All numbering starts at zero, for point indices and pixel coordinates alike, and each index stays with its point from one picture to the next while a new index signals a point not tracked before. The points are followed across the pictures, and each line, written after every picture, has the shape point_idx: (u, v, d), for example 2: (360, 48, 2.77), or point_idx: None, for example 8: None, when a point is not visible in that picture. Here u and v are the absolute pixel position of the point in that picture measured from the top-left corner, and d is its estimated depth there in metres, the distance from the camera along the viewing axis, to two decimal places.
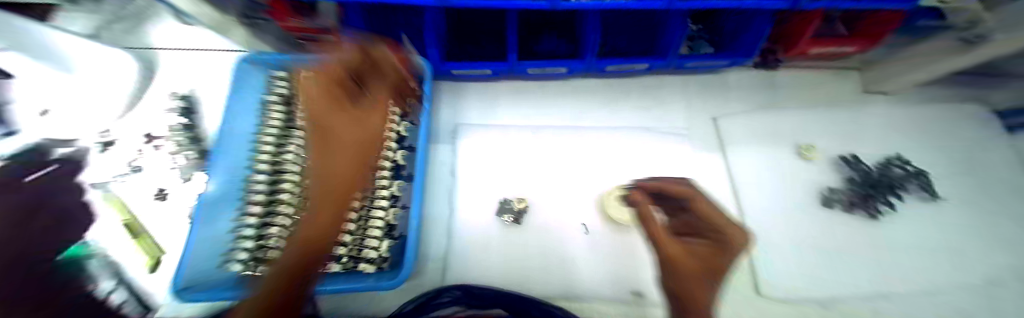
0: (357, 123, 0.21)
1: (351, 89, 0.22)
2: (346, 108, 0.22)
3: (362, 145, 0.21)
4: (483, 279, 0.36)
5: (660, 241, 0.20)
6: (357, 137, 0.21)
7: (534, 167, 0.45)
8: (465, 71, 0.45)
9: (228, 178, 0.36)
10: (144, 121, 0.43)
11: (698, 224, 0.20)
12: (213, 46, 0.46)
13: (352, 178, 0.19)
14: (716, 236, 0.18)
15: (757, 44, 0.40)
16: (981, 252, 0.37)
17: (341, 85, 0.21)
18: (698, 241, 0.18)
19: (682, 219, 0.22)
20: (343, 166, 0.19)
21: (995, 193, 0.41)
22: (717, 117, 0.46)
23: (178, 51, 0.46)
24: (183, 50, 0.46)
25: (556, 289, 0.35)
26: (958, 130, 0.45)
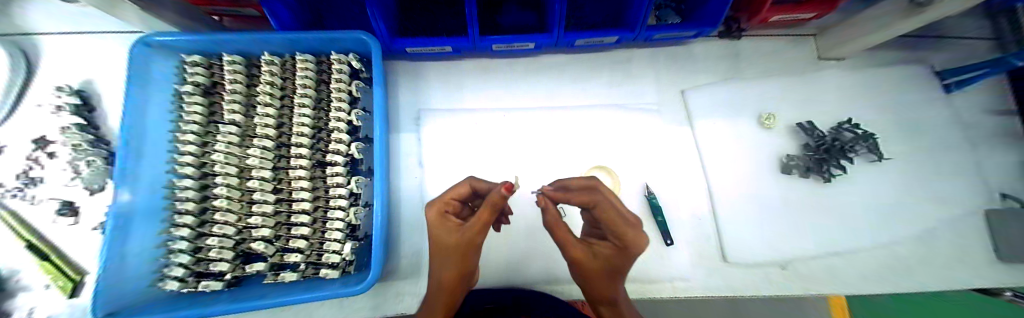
0: (466, 239, 0.20)
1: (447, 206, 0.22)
2: (445, 213, 0.22)
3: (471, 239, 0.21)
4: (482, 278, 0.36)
5: (569, 248, 0.23)
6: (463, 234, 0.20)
7: (504, 150, 0.43)
8: (420, 49, 0.41)
9: (151, 187, 0.31)
10: (37, 124, 0.36)
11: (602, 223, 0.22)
12: (112, 28, 0.39)
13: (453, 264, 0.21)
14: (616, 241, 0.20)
15: (722, 14, 0.38)
16: (912, 204, 0.41)
17: (440, 205, 0.22)
18: (605, 243, 0.22)
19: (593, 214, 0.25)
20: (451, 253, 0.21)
21: (931, 150, 0.44)
22: (685, 90, 0.45)
23: (62, 37, 0.38)
24: (72, 35, 0.38)
25: (537, 276, 0.37)
26: (904, 91, 0.48)
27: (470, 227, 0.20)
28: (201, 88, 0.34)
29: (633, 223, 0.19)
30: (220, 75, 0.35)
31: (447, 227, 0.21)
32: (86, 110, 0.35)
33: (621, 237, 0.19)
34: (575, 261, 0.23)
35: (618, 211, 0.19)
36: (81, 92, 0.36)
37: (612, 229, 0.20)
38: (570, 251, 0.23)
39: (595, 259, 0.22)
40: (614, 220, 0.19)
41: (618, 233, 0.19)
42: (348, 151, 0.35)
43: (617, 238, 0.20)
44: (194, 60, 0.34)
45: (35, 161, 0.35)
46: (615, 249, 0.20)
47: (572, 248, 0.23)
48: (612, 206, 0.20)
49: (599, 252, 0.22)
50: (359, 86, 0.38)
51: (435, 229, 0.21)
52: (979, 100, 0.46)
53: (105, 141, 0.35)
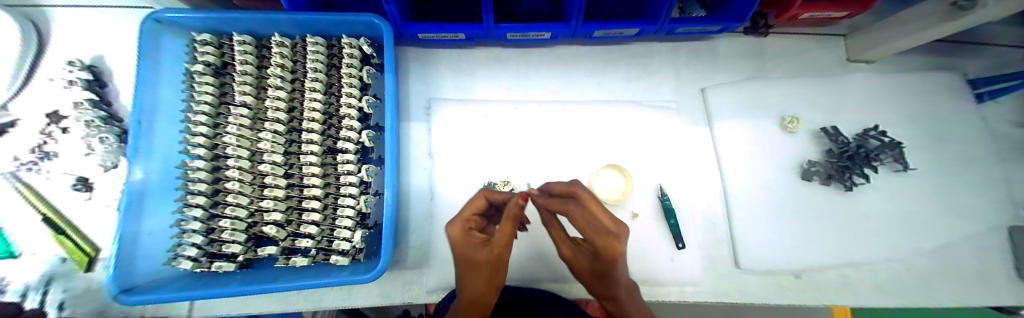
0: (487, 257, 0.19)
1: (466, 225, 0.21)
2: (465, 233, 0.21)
3: (494, 260, 0.20)
4: None
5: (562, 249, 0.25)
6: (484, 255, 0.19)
7: (514, 144, 0.42)
8: (432, 36, 0.40)
9: (164, 167, 0.31)
10: (49, 98, 0.36)
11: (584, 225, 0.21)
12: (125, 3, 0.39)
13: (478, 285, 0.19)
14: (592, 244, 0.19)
15: (751, 8, 0.36)
16: (936, 218, 0.40)
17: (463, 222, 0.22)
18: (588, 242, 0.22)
19: None
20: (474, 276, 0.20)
21: (960, 162, 0.43)
22: (705, 88, 0.43)
23: (74, 9, 0.38)
24: (83, 8, 0.38)
25: (542, 271, 0.36)
26: (937, 99, 0.46)
27: (496, 245, 0.20)
28: (211, 68, 0.34)
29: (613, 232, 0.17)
30: (229, 55, 0.34)
31: (473, 245, 0.20)
32: (97, 86, 0.35)
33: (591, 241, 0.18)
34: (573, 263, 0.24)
35: (586, 216, 0.19)
36: (92, 67, 0.36)
37: (586, 236, 0.19)
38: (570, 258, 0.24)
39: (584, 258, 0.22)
40: (584, 228, 0.19)
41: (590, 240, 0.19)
42: (359, 139, 0.35)
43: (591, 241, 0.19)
44: (204, 39, 0.33)
45: (49, 135, 0.35)
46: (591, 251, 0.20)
47: (563, 247, 0.24)
48: (583, 210, 0.19)
49: (586, 251, 0.21)
50: (370, 72, 0.37)
51: (459, 248, 0.21)
52: (1016, 112, 0.44)
53: (117, 118, 0.35)
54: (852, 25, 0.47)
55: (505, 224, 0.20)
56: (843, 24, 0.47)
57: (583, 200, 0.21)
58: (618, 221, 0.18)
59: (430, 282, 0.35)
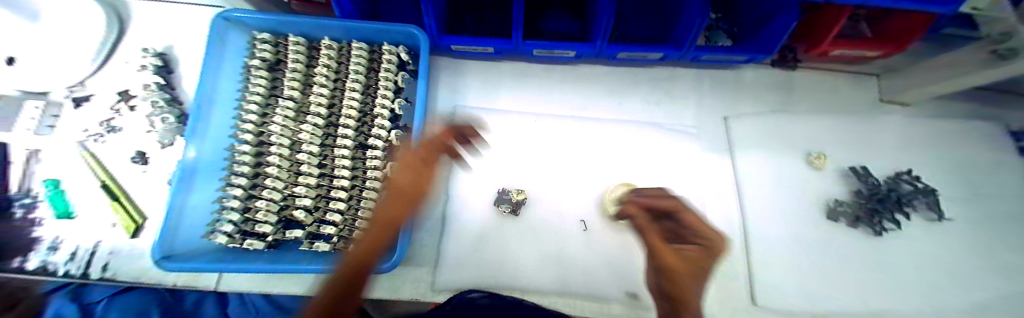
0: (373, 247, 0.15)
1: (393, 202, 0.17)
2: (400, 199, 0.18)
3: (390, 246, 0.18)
4: (485, 285, 0.35)
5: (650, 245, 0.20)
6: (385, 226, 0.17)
7: (532, 156, 0.43)
8: (464, 48, 0.42)
9: (216, 148, 0.34)
10: (122, 79, 0.40)
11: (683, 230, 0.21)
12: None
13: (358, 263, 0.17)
14: (706, 243, 0.19)
15: (780, 40, 0.36)
16: (974, 273, 0.37)
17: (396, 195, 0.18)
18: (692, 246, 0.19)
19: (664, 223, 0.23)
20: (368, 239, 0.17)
21: (997, 217, 0.41)
22: (729, 117, 0.43)
23: (153, 3, 0.43)
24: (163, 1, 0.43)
25: (552, 273, 0.36)
26: (971, 148, 0.45)
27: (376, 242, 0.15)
28: (268, 64, 0.37)
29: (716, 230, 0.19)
30: (283, 53, 0.38)
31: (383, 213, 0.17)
32: (166, 72, 0.40)
33: (709, 237, 0.19)
34: (665, 272, 0.17)
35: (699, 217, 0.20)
36: (163, 55, 0.40)
37: (693, 228, 0.19)
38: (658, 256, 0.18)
39: (681, 260, 0.18)
40: (694, 222, 0.20)
41: (700, 232, 0.19)
42: (387, 137, 0.37)
43: (706, 239, 0.19)
44: (264, 38, 0.37)
45: (117, 111, 0.39)
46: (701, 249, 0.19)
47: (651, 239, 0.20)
48: (692, 213, 0.20)
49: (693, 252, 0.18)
50: (404, 77, 0.40)
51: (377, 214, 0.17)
52: None
53: (178, 102, 0.38)
54: (885, 65, 0.47)
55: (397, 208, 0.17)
56: (875, 65, 0.47)
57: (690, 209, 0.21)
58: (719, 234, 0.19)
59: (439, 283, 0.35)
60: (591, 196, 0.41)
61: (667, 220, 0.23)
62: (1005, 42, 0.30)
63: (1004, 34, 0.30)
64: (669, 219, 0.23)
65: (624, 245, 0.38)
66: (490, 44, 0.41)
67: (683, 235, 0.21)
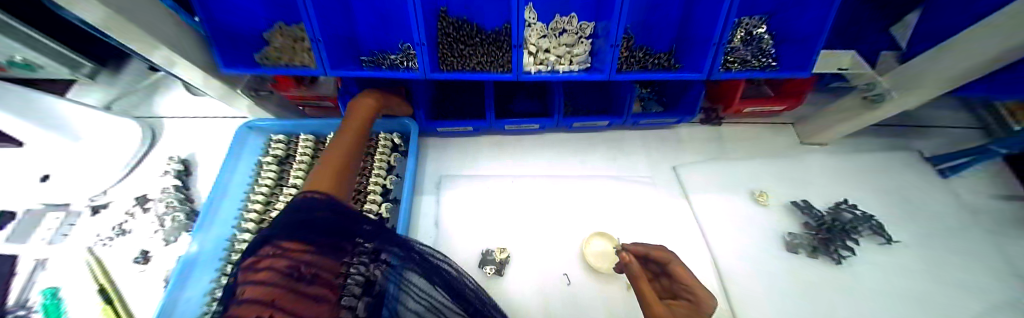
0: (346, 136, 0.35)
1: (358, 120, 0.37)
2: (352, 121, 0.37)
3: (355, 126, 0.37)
4: None
5: (648, 300, 0.26)
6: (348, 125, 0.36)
7: (513, 216, 0.47)
8: (448, 128, 0.51)
9: (216, 241, 0.37)
10: (144, 184, 0.46)
11: (680, 287, 0.29)
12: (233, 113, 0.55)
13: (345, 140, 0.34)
14: (691, 297, 0.27)
15: (694, 104, 0.47)
16: (956, 292, 0.38)
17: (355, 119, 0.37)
18: (680, 303, 0.26)
19: (661, 282, 0.32)
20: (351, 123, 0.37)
21: (943, 234, 0.45)
22: (677, 166, 0.51)
23: (193, 120, 0.53)
24: (201, 116, 0.54)
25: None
26: (892, 174, 0.52)
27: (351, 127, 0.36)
28: (278, 159, 0.44)
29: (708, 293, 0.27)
30: (293, 148, 0.46)
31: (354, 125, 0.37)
32: (185, 175, 0.46)
33: (693, 290, 0.27)
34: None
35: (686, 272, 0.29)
36: (185, 160, 0.47)
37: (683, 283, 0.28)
38: (652, 306, 0.25)
39: (673, 312, 0.25)
40: (678, 272, 0.29)
41: (692, 290, 0.27)
42: (378, 210, 0.41)
43: (691, 292, 0.27)
44: (279, 138, 0.45)
45: (130, 214, 0.43)
46: (693, 308, 0.26)
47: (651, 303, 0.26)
48: (687, 273, 0.29)
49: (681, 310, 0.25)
50: (396, 157, 0.48)
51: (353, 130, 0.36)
52: (964, 186, 0.50)
53: (189, 200, 0.43)
54: (793, 115, 0.57)
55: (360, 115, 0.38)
56: (785, 115, 0.58)
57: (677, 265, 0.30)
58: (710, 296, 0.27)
59: None
60: (572, 249, 0.43)
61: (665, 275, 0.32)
62: (873, 90, 0.42)
63: (870, 84, 0.42)
64: (664, 276, 0.32)
65: (607, 298, 0.38)
66: (471, 123, 0.49)
67: (677, 290, 0.29)
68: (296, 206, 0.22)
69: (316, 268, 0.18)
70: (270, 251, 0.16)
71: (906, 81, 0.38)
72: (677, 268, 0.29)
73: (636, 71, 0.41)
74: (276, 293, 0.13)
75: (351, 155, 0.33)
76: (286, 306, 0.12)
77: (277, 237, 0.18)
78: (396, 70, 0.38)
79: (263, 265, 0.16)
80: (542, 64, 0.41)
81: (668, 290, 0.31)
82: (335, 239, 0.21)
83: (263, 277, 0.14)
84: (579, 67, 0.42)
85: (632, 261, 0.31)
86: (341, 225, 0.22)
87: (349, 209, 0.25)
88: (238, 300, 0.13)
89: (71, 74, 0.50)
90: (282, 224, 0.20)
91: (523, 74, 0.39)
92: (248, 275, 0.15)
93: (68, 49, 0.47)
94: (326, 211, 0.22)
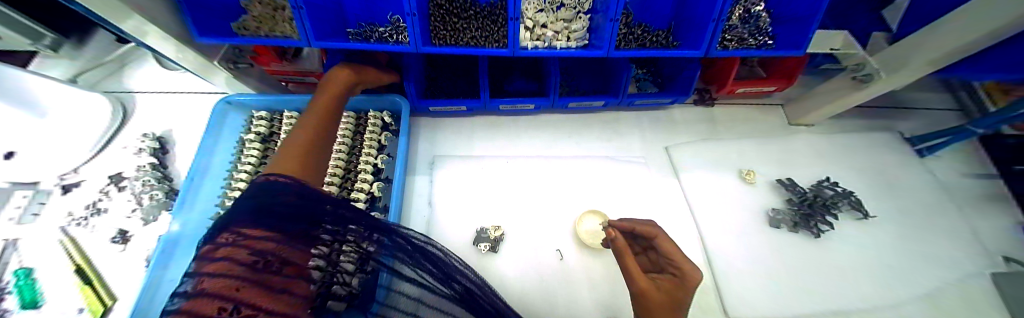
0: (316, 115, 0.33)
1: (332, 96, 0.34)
2: (323, 98, 0.34)
3: (326, 104, 0.34)
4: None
5: (632, 273, 0.28)
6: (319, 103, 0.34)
7: (507, 195, 0.47)
8: (441, 108, 0.49)
9: (199, 222, 0.36)
10: (117, 162, 0.44)
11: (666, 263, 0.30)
12: (210, 89, 0.52)
13: (314, 120, 0.32)
14: (676, 271, 0.27)
15: (691, 84, 0.45)
16: (911, 264, 0.42)
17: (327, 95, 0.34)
18: (663, 278, 0.28)
19: (649, 255, 0.33)
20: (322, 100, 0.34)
21: (913, 211, 0.47)
22: (669, 147, 0.51)
23: (167, 97, 0.50)
24: (175, 93, 0.51)
25: (536, 302, 0.37)
26: (874, 154, 0.53)
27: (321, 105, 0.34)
28: (261, 136, 0.43)
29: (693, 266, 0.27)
30: (276, 125, 0.44)
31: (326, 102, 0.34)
32: (161, 153, 0.44)
33: (680, 267, 0.27)
34: (641, 292, 0.26)
35: (673, 245, 0.29)
36: (161, 138, 0.45)
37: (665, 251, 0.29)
38: (635, 278, 0.27)
39: (663, 290, 0.26)
40: (664, 244, 0.29)
41: (676, 265, 0.28)
42: (369, 189, 0.41)
43: (678, 268, 0.27)
44: (261, 115, 0.43)
45: (106, 193, 0.41)
46: (679, 286, 0.26)
47: (640, 282, 0.26)
48: (676, 248, 0.29)
49: (662, 286, 0.26)
50: (387, 136, 0.47)
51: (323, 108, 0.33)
52: (938, 166, 0.52)
53: (168, 178, 0.42)
54: (784, 96, 0.58)
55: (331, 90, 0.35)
56: (776, 97, 0.58)
57: (663, 241, 0.30)
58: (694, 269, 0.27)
59: None
60: (565, 226, 0.44)
61: (655, 248, 0.33)
62: (862, 70, 0.42)
63: (859, 64, 0.43)
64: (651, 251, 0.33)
65: (597, 272, 0.40)
66: (465, 103, 0.48)
67: (664, 265, 0.30)
68: (260, 190, 0.21)
69: (283, 256, 0.17)
70: (230, 239, 0.16)
71: (893, 59, 0.39)
72: (664, 241, 0.30)
73: (635, 48, 0.39)
74: (239, 285, 0.13)
75: (318, 140, 0.30)
76: (249, 297, 0.12)
77: (238, 225, 0.18)
78: (383, 43, 0.36)
79: (221, 254, 0.15)
80: (539, 40, 0.40)
81: (655, 263, 0.32)
82: (301, 226, 0.20)
83: (221, 267, 0.14)
84: (576, 43, 0.40)
85: (617, 236, 0.31)
86: (309, 211, 0.22)
87: (319, 195, 0.24)
88: (192, 289, 0.12)
89: (30, 45, 0.45)
90: (245, 211, 0.19)
91: (519, 50, 0.37)
92: (204, 265, 0.14)
93: (20, 13, 0.41)
94: (289, 196, 0.21)
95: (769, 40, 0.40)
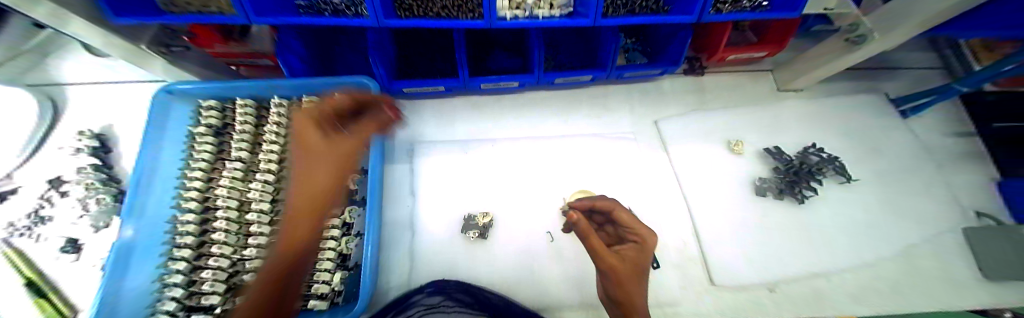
0: (319, 174, 0.21)
1: (336, 144, 0.24)
2: (317, 151, 0.23)
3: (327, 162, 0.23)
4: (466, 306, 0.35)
5: (598, 252, 0.25)
6: (314, 160, 0.22)
7: (492, 177, 0.45)
8: (416, 89, 0.45)
9: (154, 225, 0.34)
10: (54, 165, 0.39)
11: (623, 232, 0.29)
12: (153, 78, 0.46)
13: (313, 194, 0.20)
14: (636, 239, 0.27)
15: (682, 53, 0.43)
16: (890, 225, 0.43)
17: (328, 142, 0.23)
18: (627, 247, 0.27)
19: (606, 229, 0.32)
20: (312, 158, 0.22)
21: (894, 172, 0.48)
22: (658, 120, 0.49)
23: (105, 89, 0.45)
24: (112, 85, 0.45)
25: (531, 291, 0.36)
26: (862, 118, 0.53)
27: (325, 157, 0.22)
28: (213, 129, 0.40)
29: (647, 227, 0.28)
30: (230, 116, 0.41)
31: (322, 149, 0.23)
32: (103, 152, 0.40)
33: (638, 233, 0.27)
34: (609, 269, 0.24)
35: (627, 213, 0.29)
36: (100, 136, 0.41)
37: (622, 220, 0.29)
38: (602, 257, 0.25)
39: (624, 261, 0.25)
40: (622, 216, 0.29)
41: (634, 231, 0.28)
42: None
43: (636, 235, 0.27)
44: (209, 105, 0.40)
45: (47, 200, 0.37)
46: (641, 251, 0.26)
47: (608, 260, 0.24)
48: (630, 215, 0.29)
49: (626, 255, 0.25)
50: None
51: (316, 160, 0.22)
52: (921, 126, 0.53)
53: (116, 180, 0.38)
54: (775, 62, 0.56)
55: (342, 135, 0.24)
56: (767, 63, 0.56)
57: (618, 210, 0.30)
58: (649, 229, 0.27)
59: None
60: (553, 206, 0.43)
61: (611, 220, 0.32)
62: (855, 31, 0.40)
63: (853, 25, 0.40)
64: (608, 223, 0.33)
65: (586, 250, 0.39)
66: (440, 83, 0.44)
67: (622, 234, 0.29)
68: None
69: None
70: None
71: (887, 16, 0.37)
72: (620, 213, 0.29)
73: (624, 15, 0.36)
74: None
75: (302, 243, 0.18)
76: None
77: None
78: (340, 17, 0.31)
79: None
80: (518, 8, 0.36)
81: (613, 235, 0.31)
82: None
83: None
84: (560, 12, 0.36)
85: (579, 217, 0.27)
86: None
87: None
88: None
89: None
90: None
91: (496, 21, 0.34)
92: None
93: None
94: None
95: (763, 1, 0.38)
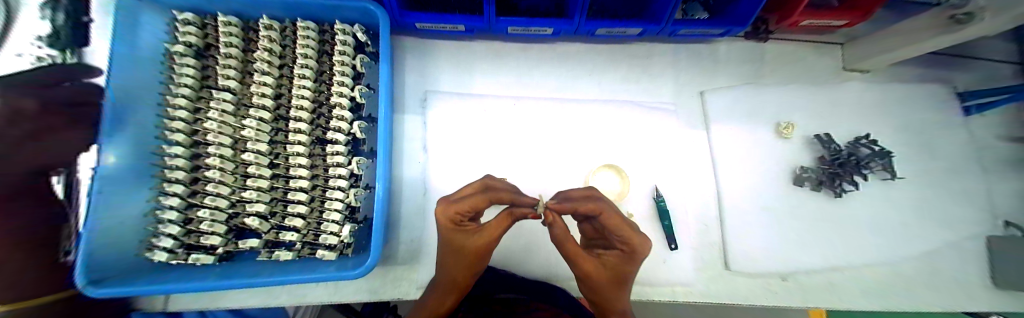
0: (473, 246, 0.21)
1: (466, 231, 0.21)
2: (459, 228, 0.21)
3: (477, 250, 0.21)
4: None
5: (572, 253, 0.22)
6: (466, 244, 0.20)
7: (512, 137, 0.41)
8: (431, 25, 0.38)
9: (139, 153, 0.30)
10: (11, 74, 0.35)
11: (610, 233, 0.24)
12: None
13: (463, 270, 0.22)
14: (625, 247, 0.22)
15: (756, 12, 0.35)
16: (921, 225, 0.41)
17: (459, 231, 0.21)
18: (611, 252, 0.23)
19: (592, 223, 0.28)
20: (480, 235, 0.20)
21: (942, 172, 0.45)
22: (705, 91, 0.44)
23: None
24: None
25: (541, 258, 0.36)
26: (924, 109, 0.48)
27: (487, 231, 0.21)
28: (193, 49, 0.35)
29: (637, 230, 0.22)
30: (213, 36, 0.36)
31: (463, 233, 0.21)
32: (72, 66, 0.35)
33: (629, 242, 0.22)
34: (585, 274, 0.22)
35: (618, 218, 0.22)
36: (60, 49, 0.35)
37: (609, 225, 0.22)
38: (576, 262, 0.22)
39: (604, 267, 0.22)
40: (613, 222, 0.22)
41: (625, 239, 0.22)
42: (350, 130, 0.34)
43: (626, 242, 0.22)
44: (187, 19, 0.34)
45: None
46: (623, 259, 0.22)
47: (584, 264, 0.22)
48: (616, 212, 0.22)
49: (607, 261, 0.22)
50: (364, 60, 0.37)
51: (448, 237, 0.21)
52: (987, 126, 0.47)
53: None
54: (849, 34, 0.48)
55: (475, 198, 0.21)
56: (839, 34, 0.49)
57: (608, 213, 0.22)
58: (641, 236, 0.22)
59: (421, 279, 0.34)
60: (578, 175, 0.40)
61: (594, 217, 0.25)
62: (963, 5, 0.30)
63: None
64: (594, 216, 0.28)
65: None
66: (459, 22, 0.37)
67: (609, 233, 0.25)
68: None
69: None
70: None
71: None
72: (610, 219, 0.22)
73: None
74: None
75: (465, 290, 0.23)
76: None
77: None
78: None
79: None
80: None
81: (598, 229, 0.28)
82: None
83: None
84: None
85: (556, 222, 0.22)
86: None
87: None
88: None
89: None
90: None
91: None
92: None
93: None
94: None
95: None
